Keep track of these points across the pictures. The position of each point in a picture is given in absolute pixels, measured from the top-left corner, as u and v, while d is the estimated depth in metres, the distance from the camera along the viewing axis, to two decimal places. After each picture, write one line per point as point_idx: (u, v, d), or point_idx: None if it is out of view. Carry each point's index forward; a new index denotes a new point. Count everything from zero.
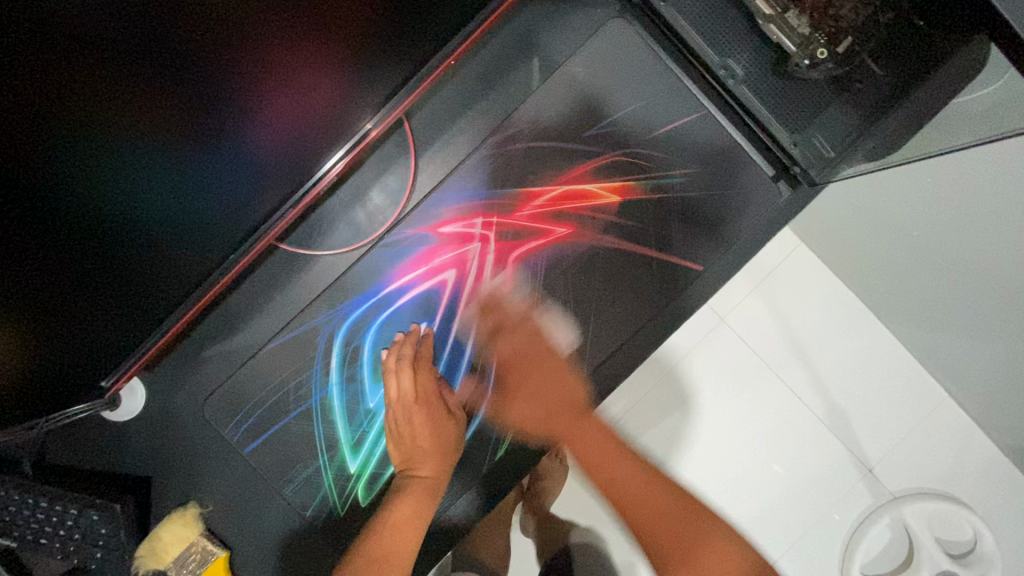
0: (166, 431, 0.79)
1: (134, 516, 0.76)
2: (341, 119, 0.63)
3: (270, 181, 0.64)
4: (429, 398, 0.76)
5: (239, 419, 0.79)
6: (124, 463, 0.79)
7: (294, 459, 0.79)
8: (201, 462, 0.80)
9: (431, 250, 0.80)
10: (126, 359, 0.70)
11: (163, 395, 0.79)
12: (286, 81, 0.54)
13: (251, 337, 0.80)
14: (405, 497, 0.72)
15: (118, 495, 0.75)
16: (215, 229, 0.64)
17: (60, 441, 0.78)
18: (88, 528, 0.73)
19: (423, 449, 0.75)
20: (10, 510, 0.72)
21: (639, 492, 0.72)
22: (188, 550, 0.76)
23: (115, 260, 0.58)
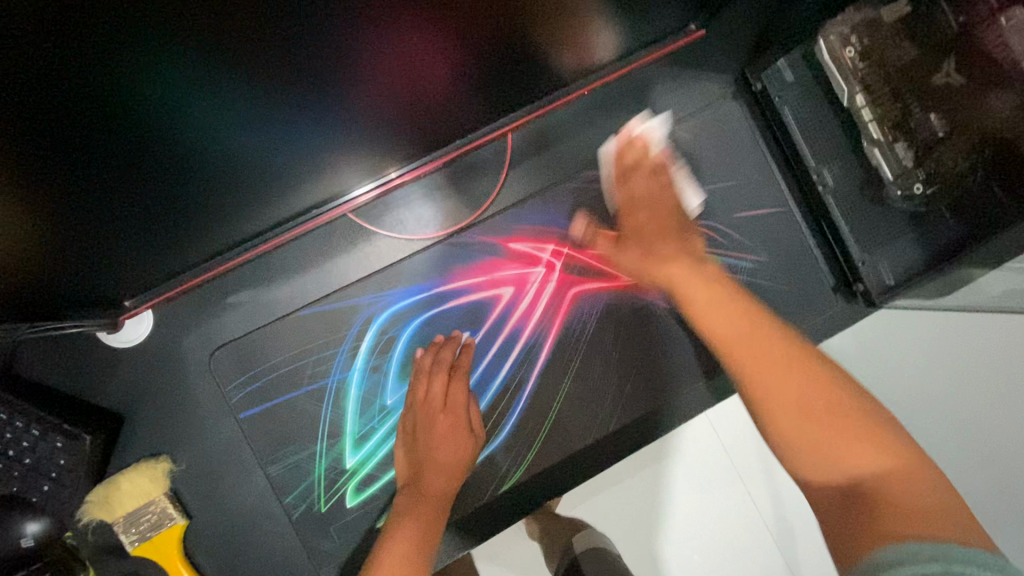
0: (162, 371, 0.73)
1: (99, 455, 0.68)
2: (443, 102, 0.60)
3: (360, 149, 0.61)
4: (455, 412, 0.72)
5: (245, 379, 0.73)
6: (105, 392, 0.72)
7: (290, 438, 0.73)
8: (187, 414, 0.73)
9: (495, 262, 0.78)
10: (156, 289, 0.69)
11: (172, 333, 0.73)
12: (410, 57, 0.48)
13: (285, 297, 0.75)
14: (411, 522, 0.66)
15: (89, 426, 0.68)
16: (285, 193, 0.63)
17: (43, 353, 0.71)
18: (45, 455, 0.65)
19: (437, 466, 0.70)
20: None
21: (772, 356, 0.55)
22: (145, 507, 0.68)
23: (179, 207, 0.56)
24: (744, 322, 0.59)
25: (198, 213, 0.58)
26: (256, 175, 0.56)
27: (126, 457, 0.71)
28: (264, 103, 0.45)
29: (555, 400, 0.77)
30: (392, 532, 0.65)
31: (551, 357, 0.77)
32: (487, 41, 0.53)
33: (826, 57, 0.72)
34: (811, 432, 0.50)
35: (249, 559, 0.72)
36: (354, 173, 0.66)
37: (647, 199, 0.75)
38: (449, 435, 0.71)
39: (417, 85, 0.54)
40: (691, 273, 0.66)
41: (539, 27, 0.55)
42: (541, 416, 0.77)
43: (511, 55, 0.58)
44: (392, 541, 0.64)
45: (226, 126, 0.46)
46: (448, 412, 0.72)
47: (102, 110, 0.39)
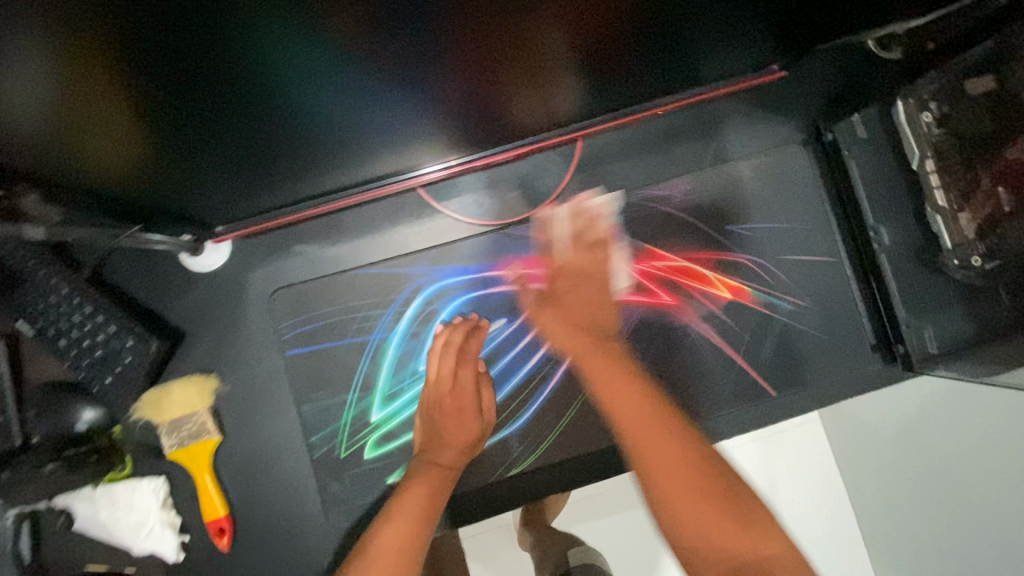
0: (227, 298, 0.80)
1: (157, 363, 0.75)
2: (512, 100, 0.64)
3: (430, 133, 0.66)
4: (464, 396, 0.73)
5: (298, 320, 0.79)
6: (173, 306, 0.79)
7: (326, 383, 0.78)
8: (240, 341, 0.79)
9: (542, 259, 0.81)
10: (236, 222, 0.77)
11: (243, 266, 0.80)
12: (490, 56, 0.53)
13: (344, 254, 0.81)
14: (424, 484, 0.68)
15: (158, 332, 0.76)
16: (356, 159, 0.68)
17: (126, 261, 0.79)
18: (115, 351, 0.73)
19: (450, 440, 0.73)
20: (53, 300, 0.73)
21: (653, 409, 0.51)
22: (187, 417, 0.74)
23: (257, 156, 0.61)
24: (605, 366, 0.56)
25: (270, 161, 0.62)
26: (326, 138, 0.60)
27: (182, 368, 0.78)
28: (354, 77, 0.49)
29: (576, 400, 0.80)
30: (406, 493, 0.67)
31: None
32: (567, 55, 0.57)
33: (902, 119, 0.74)
34: (692, 490, 0.46)
35: (267, 485, 0.77)
36: (423, 151, 0.70)
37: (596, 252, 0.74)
38: (462, 415, 0.73)
39: (494, 84, 0.58)
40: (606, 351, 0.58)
41: (614, 43, 0.57)
42: (561, 413, 0.79)
43: (584, 68, 0.61)
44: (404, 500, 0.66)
45: (308, 90, 0.50)
46: (459, 392, 0.73)
47: (206, 61, 0.43)
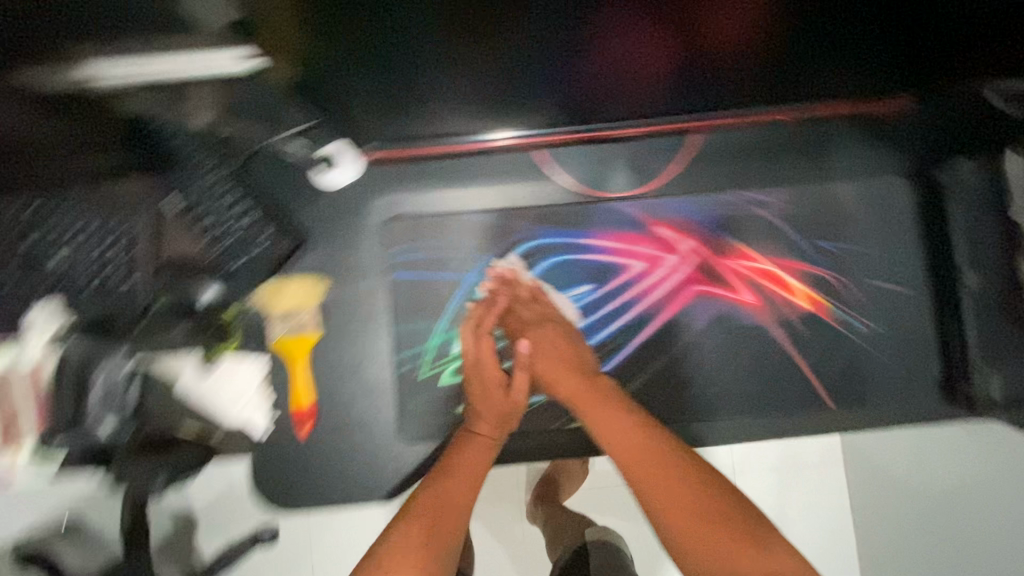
0: (346, 216, 0.86)
1: (281, 258, 0.85)
2: (645, 70, 0.72)
3: (568, 93, 0.74)
4: (489, 367, 0.74)
5: (405, 249, 0.86)
6: (296, 213, 0.86)
7: (421, 310, 0.85)
8: (350, 256, 0.86)
9: (637, 237, 0.85)
10: (373, 147, 0.85)
11: (365, 190, 0.87)
12: (631, 34, 0.66)
13: (457, 198, 0.86)
14: (467, 449, 0.65)
15: (284, 229, 0.85)
16: (499, 103, 0.76)
17: (262, 164, 0.84)
18: (251, 241, 0.83)
19: (488, 413, 0.70)
20: (204, 189, 0.82)
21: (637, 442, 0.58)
22: (296, 312, 0.84)
23: (413, 67, 0.70)
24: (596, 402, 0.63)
25: (444, 102, 0.76)
26: (479, 63, 0.69)
27: (294, 269, 0.86)
28: None
29: (643, 374, 0.85)
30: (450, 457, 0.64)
31: (653, 338, 0.85)
32: (699, 40, 0.68)
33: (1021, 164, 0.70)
34: (721, 535, 0.52)
35: (351, 390, 0.85)
36: (557, 115, 0.79)
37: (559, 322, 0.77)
38: (491, 378, 0.73)
39: (636, 35, 0.66)
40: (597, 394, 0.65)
41: (752, 9, 0.65)
42: (627, 383, 0.84)
43: (718, 48, 0.69)
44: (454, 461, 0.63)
45: None
46: (484, 361, 0.75)
47: None
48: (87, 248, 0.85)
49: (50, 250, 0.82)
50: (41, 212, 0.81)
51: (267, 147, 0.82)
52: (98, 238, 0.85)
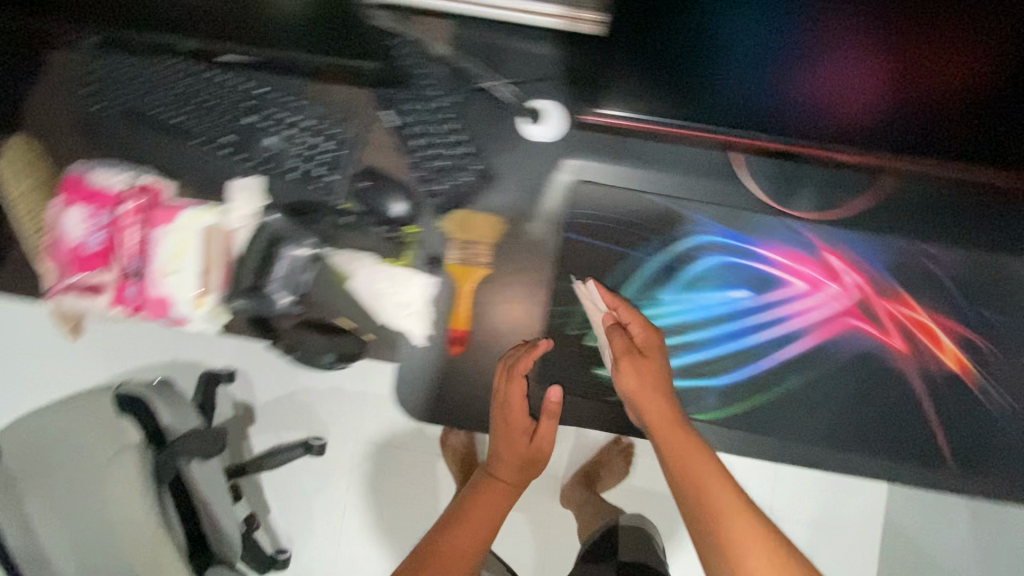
0: (540, 166, 0.90)
1: (471, 188, 0.89)
2: (856, 109, 0.68)
3: (778, 112, 0.72)
4: (519, 412, 0.82)
5: (585, 212, 0.91)
6: (496, 151, 0.90)
7: (585, 271, 0.90)
8: (535, 205, 0.90)
9: (806, 258, 0.89)
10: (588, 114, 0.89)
11: (564, 147, 0.91)
12: (846, 66, 0.62)
13: (646, 178, 0.91)
14: (465, 521, 0.75)
15: (483, 163, 0.90)
16: (703, 114, 0.77)
17: (482, 101, 0.90)
18: (460, 169, 0.89)
19: (510, 457, 0.80)
20: (424, 113, 0.89)
21: (707, 487, 0.60)
22: (474, 243, 0.89)
23: (642, 66, 0.73)
24: (675, 435, 0.65)
25: (657, 92, 0.76)
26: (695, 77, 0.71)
27: (480, 201, 0.89)
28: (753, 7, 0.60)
29: (779, 387, 0.88)
30: (446, 542, 0.73)
31: (796, 356, 0.88)
32: (926, 94, 0.63)
33: None
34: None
35: (504, 326, 0.91)
36: (757, 134, 0.77)
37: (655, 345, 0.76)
38: (514, 431, 0.81)
39: (847, 78, 0.64)
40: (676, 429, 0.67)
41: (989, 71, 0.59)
42: (761, 392, 0.88)
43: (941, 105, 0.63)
44: (444, 544, 0.73)
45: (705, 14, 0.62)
46: (514, 409, 0.82)
47: None
48: (299, 142, 0.92)
49: (264, 133, 0.93)
50: (267, 98, 0.93)
51: (494, 91, 0.90)
52: (312, 133, 0.92)
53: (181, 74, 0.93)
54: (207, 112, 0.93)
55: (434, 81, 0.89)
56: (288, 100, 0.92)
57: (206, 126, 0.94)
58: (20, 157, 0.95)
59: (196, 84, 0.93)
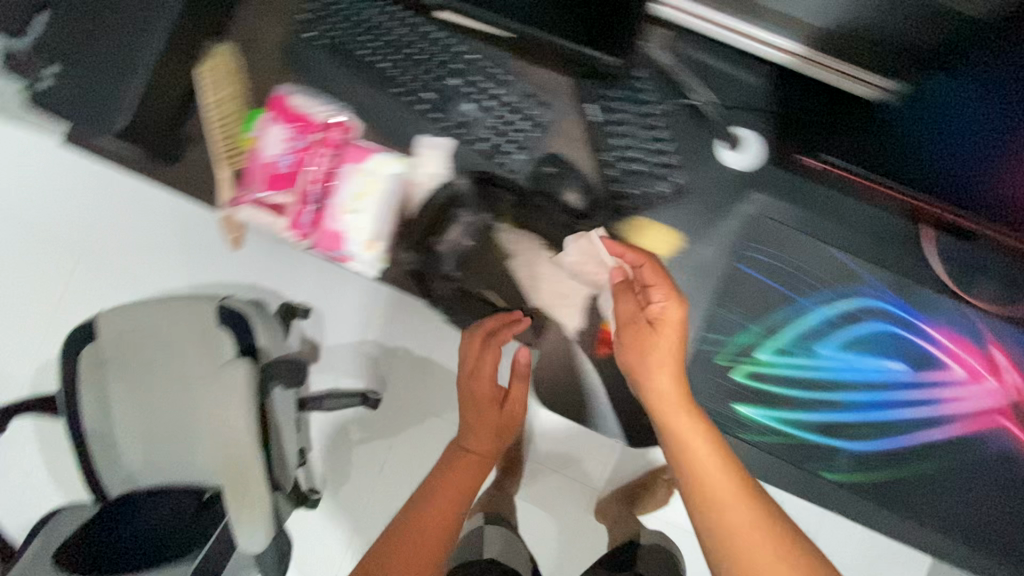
0: (729, 194, 0.90)
1: (658, 202, 0.88)
2: None
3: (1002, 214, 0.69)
4: (483, 407, 0.90)
5: (762, 249, 0.90)
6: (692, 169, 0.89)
7: (748, 308, 0.89)
8: (714, 231, 0.90)
9: (971, 347, 0.88)
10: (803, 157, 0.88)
11: (757, 181, 0.90)
12: None
13: (832, 231, 0.89)
14: (441, 489, 0.86)
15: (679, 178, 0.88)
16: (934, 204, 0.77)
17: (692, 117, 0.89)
18: (656, 177, 0.87)
19: (480, 430, 0.90)
20: (633, 116, 0.88)
21: (712, 468, 0.68)
22: (647, 253, 0.89)
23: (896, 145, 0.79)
24: (687, 420, 0.71)
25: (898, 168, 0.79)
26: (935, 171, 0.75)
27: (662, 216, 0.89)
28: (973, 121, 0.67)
29: (913, 466, 0.88)
30: (426, 503, 0.84)
31: (939, 441, 0.88)
32: None
33: None
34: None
35: None
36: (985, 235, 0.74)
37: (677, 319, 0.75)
38: (474, 418, 0.90)
39: None
40: (687, 415, 0.71)
41: None
42: (895, 466, 0.88)
43: None
44: (426, 509, 0.84)
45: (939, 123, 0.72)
46: (477, 397, 0.90)
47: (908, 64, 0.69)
48: (495, 116, 0.93)
49: (462, 99, 0.93)
50: (476, 65, 0.93)
51: (706, 106, 0.88)
52: (511, 110, 0.93)
53: (396, 22, 0.94)
54: (414, 65, 0.94)
55: (648, 85, 0.88)
56: (497, 73, 0.93)
57: (409, 79, 0.94)
58: (222, 66, 0.98)
59: (412, 37, 0.94)
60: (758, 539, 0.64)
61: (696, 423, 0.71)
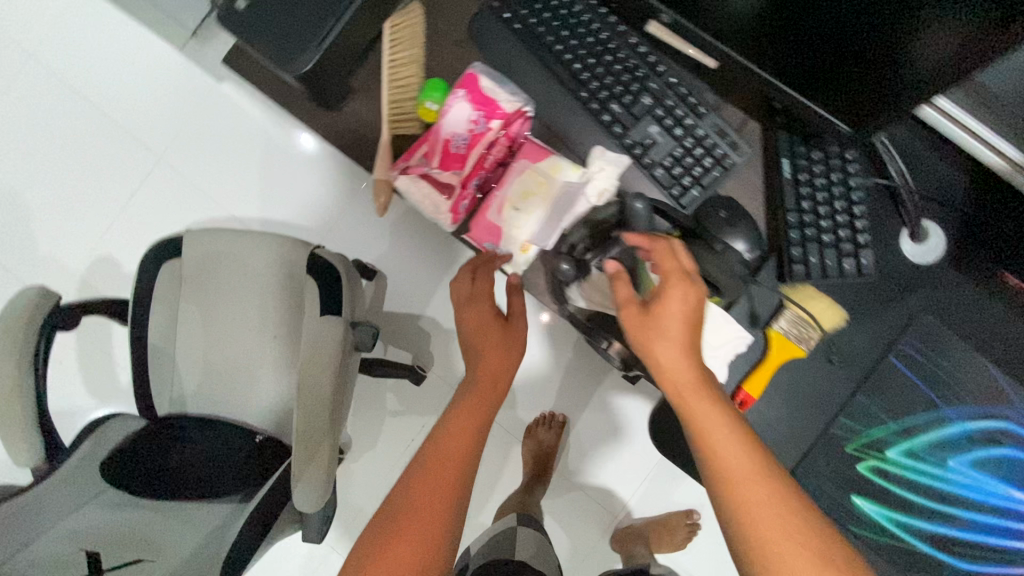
0: (904, 286, 0.86)
1: (835, 278, 0.83)
2: None
3: None
4: (485, 336, 0.91)
5: (921, 347, 0.86)
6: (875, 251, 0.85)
7: (890, 403, 0.87)
8: (880, 318, 0.86)
9: None
10: (991, 266, 0.86)
11: (936, 277, 0.86)
12: None
13: (996, 347, 0.86)
14: (459, 412, 0.83)
15: (866, 260, 0.82)
16: None
17: (885, 199, 0.86)
18: (841, 253, 0.82)
19: (488, 355, 0.89)
20: (830, 184, 0.84)
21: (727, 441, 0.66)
22: (807, 325, 0.85)
23: None
24: (698, 392, 0.69)
25: None
26: None
27: (832, 292, 0.86)
28: None
29: None
30: (452, 425, 0.81)
31: None
32: None
33: None
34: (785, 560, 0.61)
35: (788, 415, 0.87)
36: None
37: (688, 297, 0.73)
38: (480, 348, 0.90)
39: None
40: (703, 392, 0.69)
41: None
42: None
43: None
44: (447, 432, 0.81)
45: None
46: (478, 326, 0.92)
47: None
48: (680, 145, 0.89)
49: (650, 120, 0.90)
50: (672, 89, 0.90)
51: (905, 191, 0.84)
52: (698, 144, 0.89)
53: (600, 25, 0.91)
54: (609, 73, 0.90)
55: (849, 157, 0.85)
56: (693, 101, 0.89)
57: (600, 85, 0.90)
58: (409, 26, 0.94)
59: (615, 44, 0.90)
60: (773, 517, 0.62)
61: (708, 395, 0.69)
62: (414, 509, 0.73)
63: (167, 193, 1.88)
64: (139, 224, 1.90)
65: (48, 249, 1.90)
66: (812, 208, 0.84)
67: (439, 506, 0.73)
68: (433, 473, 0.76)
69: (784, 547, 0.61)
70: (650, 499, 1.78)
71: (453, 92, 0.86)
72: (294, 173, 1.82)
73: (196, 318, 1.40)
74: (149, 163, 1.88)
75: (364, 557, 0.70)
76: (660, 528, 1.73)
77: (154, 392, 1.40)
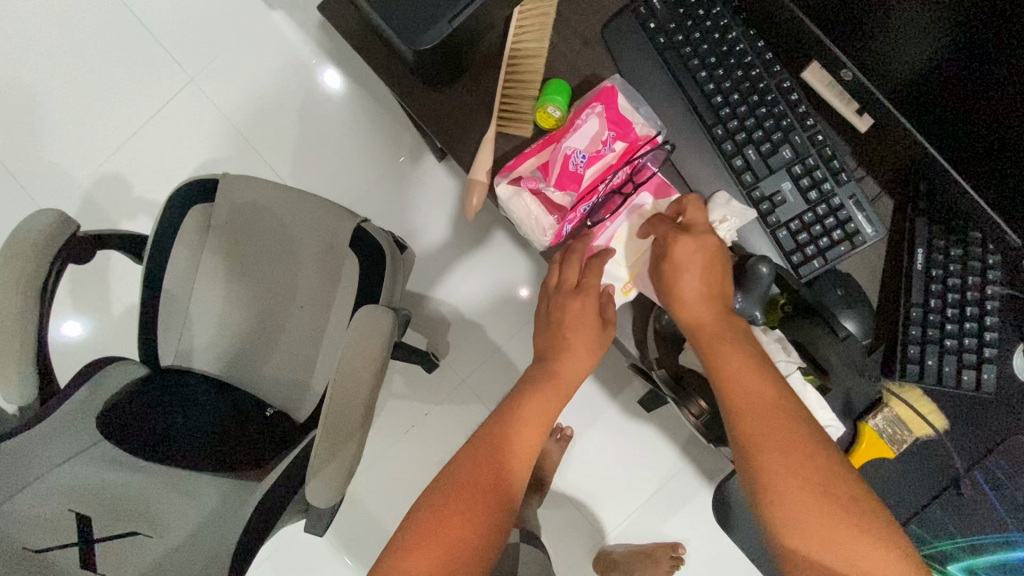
0: (1011, 402, 0.81)
1: (947, 384, 0.80)
2: None
3: None
4: (575, 325, 0.75)
5: (1010, 470, 0.81)
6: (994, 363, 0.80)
7: (962, 517, 0.83)
8: (975, 431, 0.82)
9: None
10: None
11: None
12: None
13: None
14: (524, 405, 0.73)
15: (982, 371, 0.79)
16: None
17: (1011, 308, 0.82)
18: (959, 362, 0.79)
19: (571, 348, 0.75)
20: (960, 286, 0.80)
21: (748, 382, 0.67)
22: (903, 428, 0.81)
23: None
24: (719, 335, 0.70)
25: None
26: None
27: (933, 397, 0.81)
28: None
29: None
30: (517, 409, 0.73)
31: None
32: None
33: None
34: (804, 509, 0.60)
35: None
36: None
37: (696, 248, 0.72)
38: (570, 335, 0.75)
39: None
40: (726, 335, 0.70)
41: None
42: None
43: None
44: (502, 418, 0.73)
45: None
46: (575, 312, 0.75)
47: None
48: (812, 209, 0.82)
49: (786, 175, 0.83)
50: (815, 146, 0.82)
51: None
52: (831, 212, 0.82)
53: (751, 59, 0.82)
54: (751, 115, 0.82)
55: (989, 260, 0.80)
56: (837, 165, 0.82)
57: (739, 125, 0.82)
58: (538, 20, 0.81)
59: (766, 84, 0.82)
60: (791, 453, 0.62)
61: (731, 340, 0.69)
62: (466, 492, 0.66)
63: (175, 115, 1.62)
64: (142, 143, 1.62)
65: (39, 155, 1.62)
66: (937, 308, 0.80)
67: (498, 501, 0.66)
68: (494, 460, 0.69)
69: (798, 490, 0.61)
70: (638, 526, 1.69)
71: (588, 105, 0.79)
72: (336, 123, 1.61)
73: (220, 272, 1.20)
74: (159, 79, 1.61)
75: (400, 541, 0.64)
76: (647, 559, 1.61)
77: (159, 346, 1.18)
